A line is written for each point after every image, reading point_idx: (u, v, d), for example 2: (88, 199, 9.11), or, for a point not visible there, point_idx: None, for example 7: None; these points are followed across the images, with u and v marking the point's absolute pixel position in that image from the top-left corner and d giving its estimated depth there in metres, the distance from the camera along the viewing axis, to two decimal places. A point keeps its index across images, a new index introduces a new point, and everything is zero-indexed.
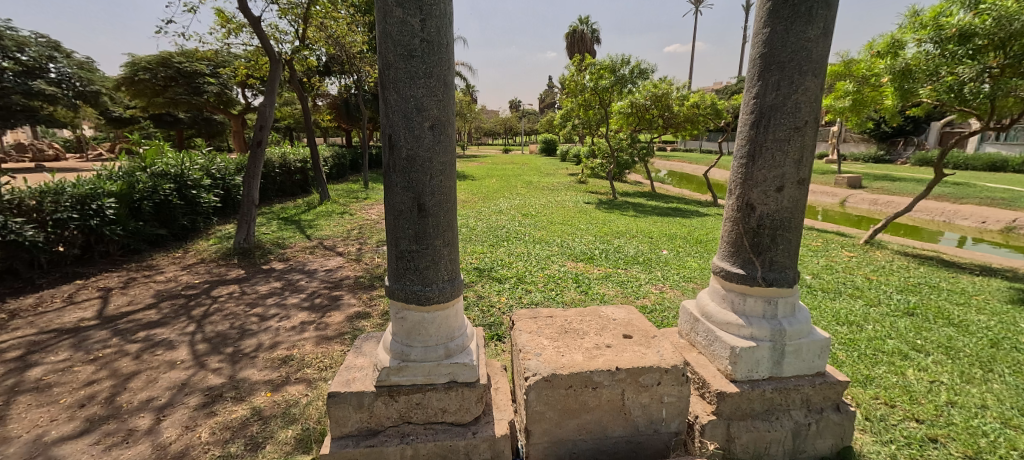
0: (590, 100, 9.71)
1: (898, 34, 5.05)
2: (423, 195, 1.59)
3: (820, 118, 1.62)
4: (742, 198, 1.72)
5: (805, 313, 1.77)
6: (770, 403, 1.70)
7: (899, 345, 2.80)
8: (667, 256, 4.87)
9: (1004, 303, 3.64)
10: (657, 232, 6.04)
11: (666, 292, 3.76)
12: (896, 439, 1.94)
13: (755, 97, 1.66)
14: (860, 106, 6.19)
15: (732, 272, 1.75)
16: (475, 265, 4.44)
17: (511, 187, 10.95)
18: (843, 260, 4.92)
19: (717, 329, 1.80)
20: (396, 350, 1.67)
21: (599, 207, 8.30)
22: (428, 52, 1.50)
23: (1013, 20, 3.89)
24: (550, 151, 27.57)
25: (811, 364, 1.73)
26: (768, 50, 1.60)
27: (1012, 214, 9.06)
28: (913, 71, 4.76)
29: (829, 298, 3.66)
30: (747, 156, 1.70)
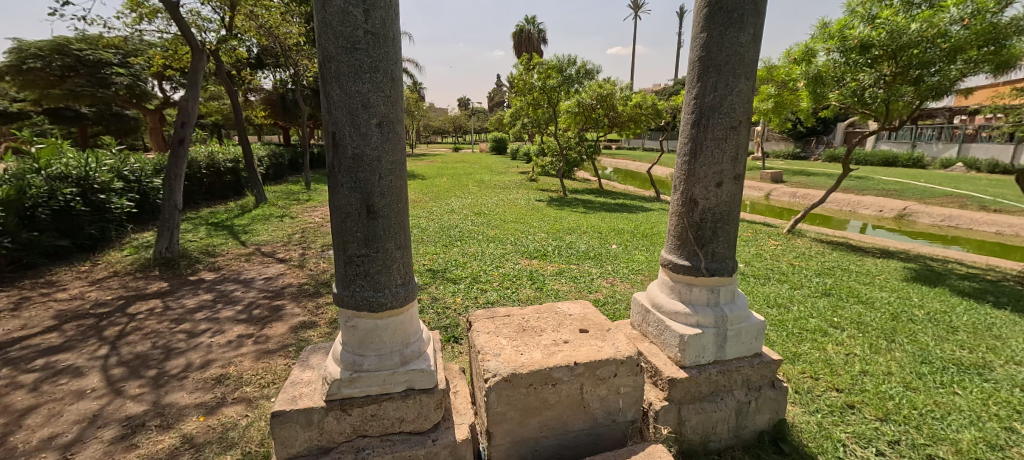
0: (538, 100, 9.85)
1: (810, 44, 5.58)
2: (372, 196, 1.51)
3: (752, 118, 1.75)
4: (686, 194, 1.82)
5: (744, 299, 1.91)
6: (716, 386, 1.81)
7: (819, 323, 3.12)
8: (616, 250, 5.06)
9: (899, 281, 4.19)
10: (606, 228, 6.26)
11: (617, 285, 3.90)
12: (821, 408, 2.15)
13: (695, 98, 1.76)
14: (781, 107, 6.81)
15: (679, 264, 1.84)
16: (429, 266, 4.34)
17: (462, 186, 10.85)
18: (770, 248, 5.40)
19: (666, 318, 1.89)
20: (347, 360, 1.57)
21: (551, 204, 8.46)
22: (373, 45, 1.42)
23: (904, 33, 4.52)
24: (500, 150, 27.64)
25: (750, 346, 1.86)
26: (706, 53, 1.70)
27: (902, 203, 10.46)
28: (824, 77, 5.29)
29: (760, 283, 3.99)
30: (689, 153, 1.79)
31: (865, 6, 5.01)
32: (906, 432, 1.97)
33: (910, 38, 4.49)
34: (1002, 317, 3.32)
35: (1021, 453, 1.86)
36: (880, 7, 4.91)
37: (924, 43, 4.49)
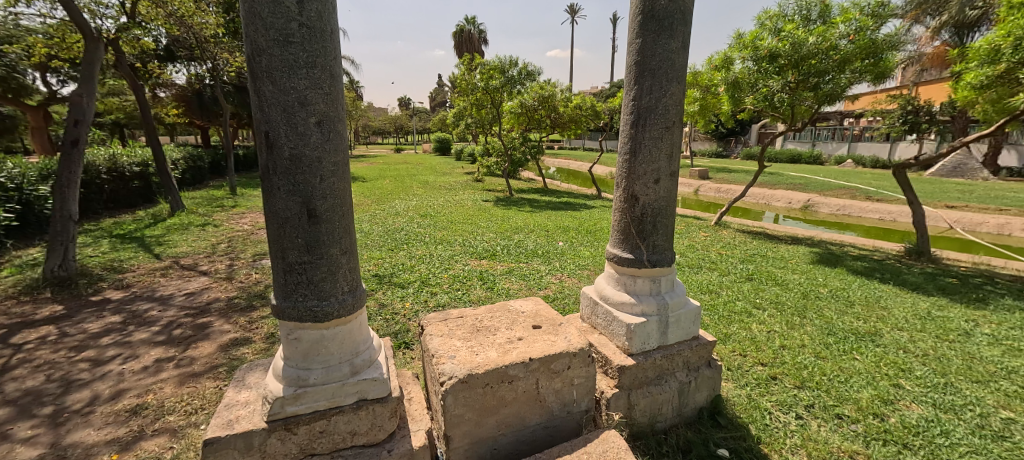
0: (482, 100, 9.84)
1: (728, 53, 6.13)
2: (313, 199, 1.42)
3: (683, 119, 1.89)
4: (628, 191, 1.92)
5: (682, 286, 2.05)
6: (660, 369, 1.94)
7: (745, 305, 3.44)
8: (562, 247, 5.21)
9: (807, 264, 4.76)
10: (552, 226, 6.42)
11: (565, 281, 4.02)
12: (750, 381, 2.39)
13: (633, 100, 1.87)
14: (705, 110, 7.41)
15: (623, 257, 1.94)
16: (374, 271, 4.17)
17: (407, 188, 10.54)
18: (700, 239, 5.87)
19: (613, 309, 1.98)
20: (291, 376, 1.47)
21: (497, 204, 8.50)
22: (309, 39, 1.33)
23: (803, 45, 5.13)
24: (444, 150, 27.22)
25: (688, 330, 2.01)
26: (642, 58, 1.81)
27: (805, 195, 11.87)
28: (740, 83, 5.83)
29: (693, 272, 4.32)
30: (629, 152, 1.90)
31: (772, 20, 5.57)
32: (818, 396, 2.25)
33: (809, 49, 5.10)
34: (886, 290, 3.90)
35: (906, 405, 2.21)
36: (784, 21, 5.51)
37: (820, 55, 5.12)
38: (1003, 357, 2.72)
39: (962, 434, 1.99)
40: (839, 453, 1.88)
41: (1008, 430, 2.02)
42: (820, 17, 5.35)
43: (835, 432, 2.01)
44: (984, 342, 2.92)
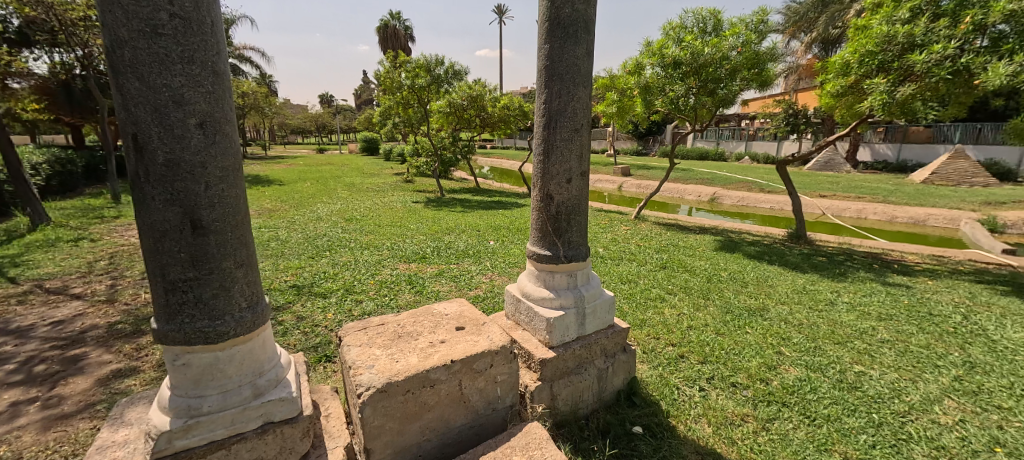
0: (408, 99, 9.55)
1: (639, 59, 6.61)
2: (197, 209, 1.28)
3: (592, 122, 2.00)
4: (543, 190, 1.99)
5: (597, 279, 2.18)
6: (580, 358, 2.05)
7: (659, 291, 3.75)
8: (493, 246, 5.27)
9: (711, 251, 5.31)
10: (483, 225, 6.46)
11: (495, 279, 4.07)
12: (661, 361, 2.62)
13: (544, 103, 1.94)
14: (622, 112, 7.92)
15: (542, 254, 2.02)
16: (292, 282, 3.88)
17: (330, 191, 9.91)
18: (621, 233, 6.28)
19: (534, 305, 2.05)
20: (179, 406, 1.31)
21: (428, 206, 8.34)
22: (182, 32, 1.20)
23: (701, 54, 5.72)
24: (372, 150, 26.00)
25: (604, 319, 2.15)
26: (550, 63, 1.89)
27: (712, 189, 13.22)
28: (651, 87, 6.32)
29: (615, 264, 4.62)
30: (543, 153, 1.97)
31: (675, 31, 6.11)
32: (717, 368, 2.54)
33: (706, 59, 5.71)
34: (772, 270, 4.50)
35: (785, 368, 2.58)
36: (685, 32, 6.06)
37: (714, 64, 5.73)
38: (856, 320, 3.28)
39: (825, 388, 2.37)
40: (733, 417, 2.14)
41: (858, 381, 2.45)
42: (714, 29, 5.96)
43: (730, 399, 2.28)
44: (843, 309, 3.49)
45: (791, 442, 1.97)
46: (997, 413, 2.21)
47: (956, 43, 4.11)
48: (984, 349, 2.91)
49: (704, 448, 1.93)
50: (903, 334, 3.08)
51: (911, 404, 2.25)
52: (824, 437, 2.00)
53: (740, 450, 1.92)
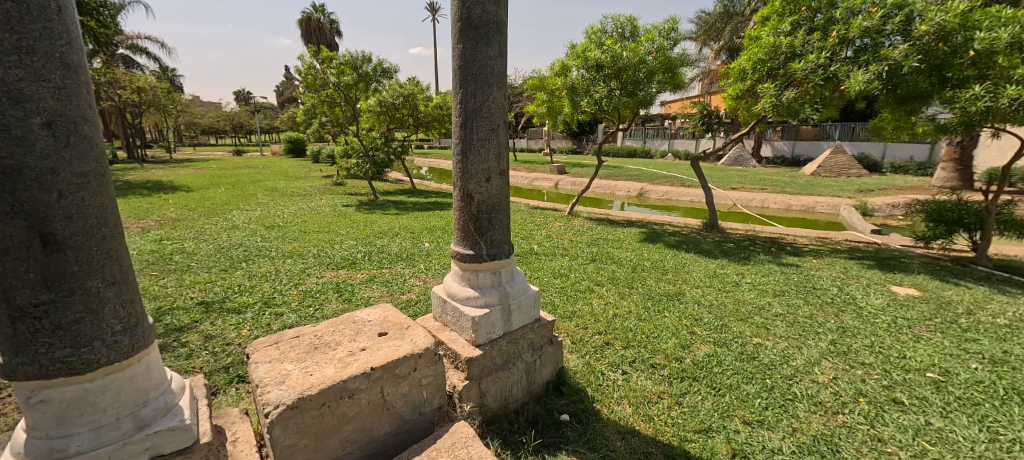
0: (333, 97, 9.04)
1: (565, 61, 6.86)
2: (48, 222, 1.11)
3: (508, 122, 2.04)
4: (463, 189, 2.00)
5: (522, 274, 2.23)
6: (507, 354, 2.09)
7: (588, 283, 3.94)
8: (428, 248, 5.19)
9: (636, 242, 5.68)
10: (418, 227, 6.32)
11: (429, 282, 4.01)
12: (589, 350, 2.75)
13: (460, 103, 1.94)
14: (553, 112, 8.17)
15: (465, 253, 2.02)
16: (201, 298, 3.51)
17: (249, 196, 9.10)
18: (556, 229, 6.49)
19: (460, 305, 2.05)
20: (38, 449, 1.15)
21: (360, 209, 7.98)
22: (16, 15, 1.03)
23: (620, 58, 6.11)
24: (298, 151, 24.27)
25: (530, 314, 2.20)
26: (464, 63, 1.89)
27: (639, 184, 14.10)
28: (577, 88, 6.60)
29: (548, 259, 4.76)
30: (462, 152, 1.97)
31: (596, 35, 6.44)
32: (638, 352, 2.72)
33: (625, 62, 6.11)
34: (689, 258, 4.91)
35: (697, 346, 2.83)
36: (606, 36, 6.40)
37: (633, 67, 6.13)
38: (756, 298, 3.70)
39: (729, 361, 2.64)
40: (651, 395, 2.31)
41: (755, 352, 2.76)
42: (632, 35, 6.35)
43: (648, 379, 2.46)
44: (746, 289, 3.92)
45: (699, 412, 2.18)
46: (861, 369, 2.62)
47: (825, 54, 4.79)
48: (853, 314, 3.43)
49: (625, 427, 2.07)
50: (792, 307, 3.53)
51: (797, 368, 2.59)
52: (727, 404, 2.24)
53: (656, 425, 2.08)
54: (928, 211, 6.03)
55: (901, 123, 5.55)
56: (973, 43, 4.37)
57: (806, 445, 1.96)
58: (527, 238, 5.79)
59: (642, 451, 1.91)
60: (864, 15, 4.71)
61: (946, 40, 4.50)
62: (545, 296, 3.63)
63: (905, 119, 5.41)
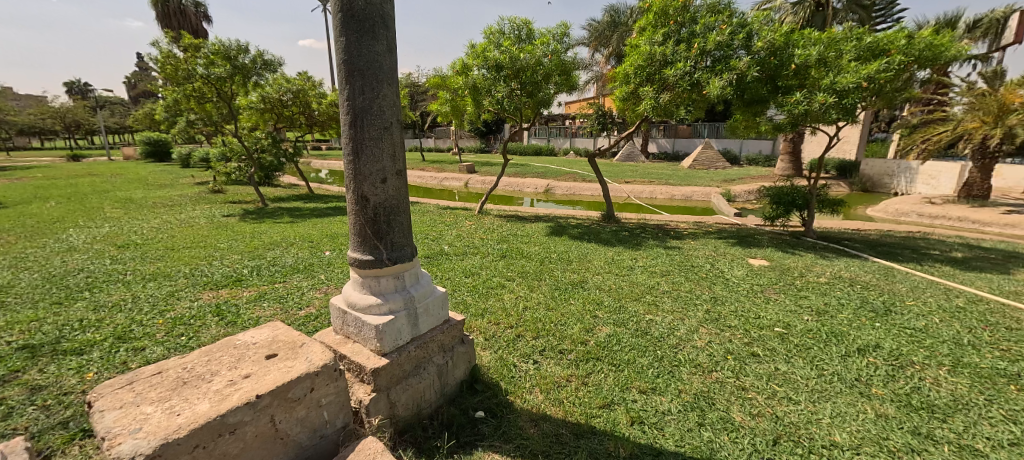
0: (202, 92, 7.82)
1: (466, 60, 6.88)
2: None
3: (403, 121, 1.97)
4: (357, 192, 1.87)
5: (427, 276, 2.19)
6: (417, 360, 2.03)
7: (499, 279, 4.02)
8: (329, 257, 4.81)
9: (543, 236, 5.95)
10: (317, 235, 5.82)
11: (331, 293, 3.73)
12: (501, 345, 2.81)
13: (347, 100, 1.82)
14: (457, 110, 8.14)
15: (363, 260, 1.91)
16: (21, 341, 2.78)
17: (92, 210, 7.45)
18: (466, 228, 6.50)
19: (362, 314, 1.93)
20: None
21: (245, 219, 7.07)
22: None
23: (518, 59, 6.32)
24: (160, 155, 20.56)
25: (438, 315, 2.17)
26: (348, 57, 1.78)
27: (545, 181, 14.78)
28: (479, 87, 6.67)
29: (459, 259, 4.75)
30: (352, 152, 1.85)
31: (494, 36, 6.57)
32: (547, 340, 2.87)
33: (523, 63, 6.34)
34: (590, 247, 5.31)
35: (599, 328, 3.08)
36: (504, 37, 6.56)
37: (531, 69, 6.39)
38: (647, 279, 4.14)
39: (626, 338, 2.92)
40: (560, 380, 2.45)
41: (648, 327, 3.10)
42: (528, 37, 6.61)
43: (558, 365, 2.60)
44: (639, 271, 4.36)
45: (602, 389, 2.37)
46: (729, 331, 3.09)
47: (691, 63, 5.53)
48: (721, 286, 4.03)
49: (538, 414, 2.16)
50: (675, 284, 4.03)
51: (681, 337, 2.96)
52: (626, 377, 2.46)
53: (565, 406, 2.21)
54: (772, 195, 7.36)
55: (749, 123, 6.67)
56: (794, 58, 5.43)
57: (690, 403, 2.25)
58: (437, 238, 5.70)
59: (553, 434, 2.01)
60: (717, 31, 5.54)
61: (776, 55, 5.51)
62: (457, 296, 3.61)
63: (752, 120, 6.51)
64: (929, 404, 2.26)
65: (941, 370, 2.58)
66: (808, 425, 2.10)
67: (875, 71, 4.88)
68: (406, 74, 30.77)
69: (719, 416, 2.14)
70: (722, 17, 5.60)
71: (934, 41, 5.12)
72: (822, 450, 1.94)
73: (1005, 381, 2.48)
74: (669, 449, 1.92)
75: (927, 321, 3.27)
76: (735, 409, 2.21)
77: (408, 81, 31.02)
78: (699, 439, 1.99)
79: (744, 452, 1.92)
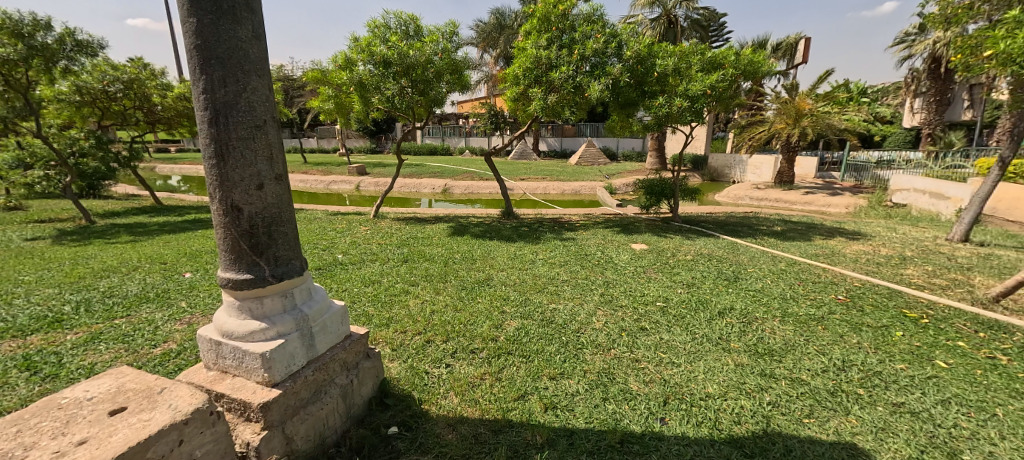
0: None
1: (349, 54, 6.39)
2: None
3: (279, 118, 1.73)
4: (225, 201, 1.59)
5: (321, 291, 1.98)
6: (315, 384, 1.82)
7: (402, 285, 3.84)
8: (190, 279, 4.04)
9: (446, 237, 5.87)
10: (171, 255, 4.84)
11: (197, 323, 3.14)
12: (410, 353, 2.70)
13: (203, 92, 1.53)
14: (342, 108, 7.52)
15: (240, 279, 1.63)
16: None
17: None
18: (362, 234, 6.07)
19: (242, 343, 1.66)
20: None
21: (60, 242, 5.53)
22: None
23: (407, 56, 6.09)
24: None
25: (337, 332, 1.98)
26: (201, 42, 1.49)
27: (443, 181, 14.59)
28: (366, 84, 6.28)
29: (356, 268, 4.41)
30: (215, 155, 1.56)
31: (379, 29, 6.23)
32: (458, 342, 2.84)
33: (412, 60, 6.13)
34: (493, 245, 5.41)
35: (508, 323, 3.15)
36: (390, 32, 6.26)
37: (421, 66, 6.22)
38: (547, 270, 4.37)
39: (534, 329, 3.05)
40: (474, 380, 2.44)
41: (552, 316, 3.27)
42: (416, 34, 6.41)
43: (471, 365, 2.59)
44: (539, 264, 4.59)
45: (516, 381, 2.43)
46: (621, 310, 3.44)
47: (573, 67, 5.98)
48: (612, 270, 4.47)
49: (454, 418, 2.12)
50: (573, 272, 4.34)
51: (582, 321, 3.20)
52: (536, 367, 2.57)
53: (482, 405, 2.21)
54: (645, 187, 8.39)
55: (624, 124, 7.50)
56: (656, 67, 6.24)
57: (595, 381, 2.45)
58: (328, 247, 5.21)
59: (472, 435, 1.99)
60: (594, 39, 6.08)
61: (642, 63, 6.27)
62: (357, 308, 3.35)
63: (626, 120, 7.32)
64: (769, 350, 2.82)
65: (774, 321, 3.25)
66: (689, 382, 2.45)
67: (715, 81, 5.89)
68: (277, 66, 27.39)
69: (620, 388, 2.37)
70: (596, 27, 6.16)
71: (753, 58, 6.37)
72: (700, 401, 2.27)
73: (814, 323, 3.23)
74: (580, 427, 2.06)
75: (762, 283, 4.08)
76: (632, 380, 2.47)
77: (280, 74, 27.64)
78: (605, 412, 2.17)
79: (642, 416, 2.15)
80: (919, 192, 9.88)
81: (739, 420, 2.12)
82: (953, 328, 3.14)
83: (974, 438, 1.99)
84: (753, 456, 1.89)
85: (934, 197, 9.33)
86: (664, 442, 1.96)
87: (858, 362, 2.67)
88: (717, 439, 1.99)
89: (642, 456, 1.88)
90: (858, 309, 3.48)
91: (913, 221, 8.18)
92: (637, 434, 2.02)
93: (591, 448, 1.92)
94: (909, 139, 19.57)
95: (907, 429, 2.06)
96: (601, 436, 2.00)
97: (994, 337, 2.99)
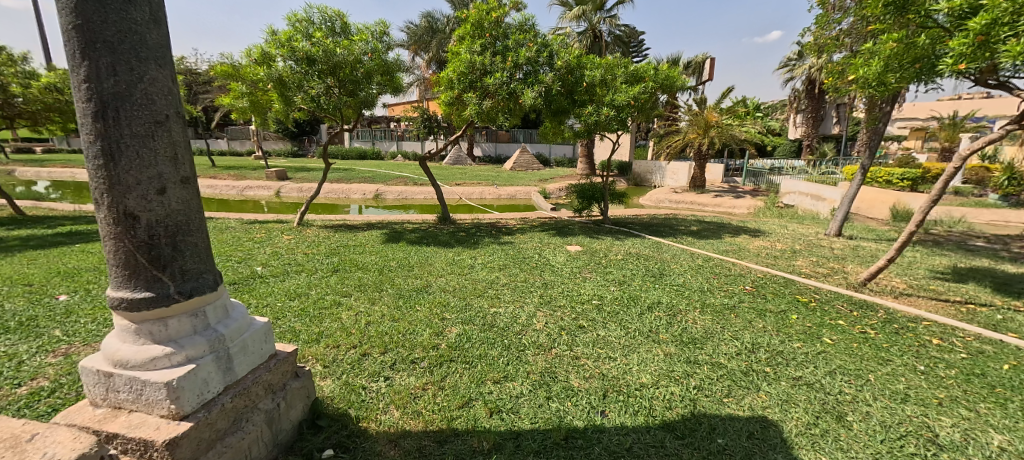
0: None
1: (266, 48, 5.89)
2: None
3: (182, 111, 1.53)
4: (116, 208, 1.36)
5: (239, 308, 1.79)
6: (235, 412, 1.61)
7: (332, 297, 3.60)
8: (67, 303, 3.41)
9: (379, 244, 5.62)
10: (38, 275, 4.03)
11: (80, 354, 2.65)
12: (344, 369, 2.53)
13: (85, 81, 1.30)
14: (258, 106, 6.93)
15: (137, 298, 1.41)
16: None
17: None
18: (284, 244, 5.58)
19: (141, 373, 1.42)
20: None
21: None
22: None
23: (334, 54, 5.77)
24: None
25: (260, 351, 1.80)
26: (83, 22, 1.27)
27: (373, 186, 13.98)
28: (287, 81, 5.84)
29: (279, 280, 4.04)
30: (102, 154, 1.34)
31: (301, 24, 5.82)
32: (397, 353, 2.72)
33: (338, 59, 5.82)
34: (430, 251, 5.29)
35: (449, 330, 3.09)
36: (313, 28, 5.88)
37: (349, 65, 5.93)
38: (487, 275, 4.38)
39: (475, 335, 3.02)
40: (415, 391, 2.36)
41: (494, 320, 3.27)
42: (343, 31, 6.08)
43: (411, 376, 2.50)
44: (479, 269, 4.58)
45: (459, 389, 2.39)
46: (560, 310, 3.54)
47: (507, 74, 6.08)
48: (549, 272, 4.59)
49: (395, 433, 2.02)
50: (512, 276, 4.39)
51: (523, 323, 3.25)
52: (480, 372, 2.54)
53: (425, 416, 2.14)
54: (578, 192, 8.76)
55: (556, 130, 7.77)
56: (584, 78, 6.60)
57: (539, 381, 2.48)
58: (245, 259, 4.71)
59: (415, 448, 1.92)
60: (526, 48, 6.25)
61: (572, 73, 6.59)
62: (282, 324, 3.07)
63: (557, 127, 7.59)
64: (692, 338, 3.09)
65: (695, 312, 3.57)
66: (624, 374, 2.59)
67: (637, 93, 6.37)
68: (179, 58, 24.60)
69: (562, 386, 2.44)
70: (528, 36, 6.36)
71: (670, 73, 6.97)
72: (634, 391, 2.42)
73: (727, 312, 3.60)
74: (526, 429, 2.08)
75: (683, 278, 4.47)
76: (573, 377, 2.55)
77: (182, 67, 24.76)
78: (549, 411, 2.22)
79: (584, 411, 2.23)
80: (804, 195, 11.58)
81: (669, 406, 2.29)
82: (835, 309, 3.70)
83: (855, 401, 2.35)
84: (684, 437, 2.05)
85: (814, 199, 10.99)
86: (605, 434, 2.05)
87: (765, 343, 3.03)
88: (652, 425, 2.13)
89: (586, 449, 1.95)
90: (762, 297, 3.98)
91: (799, 219, 9.51)
92: (580, 428, 2.09)
93: (537, 447, 1.95)
94: (793, 149, 22.79)
95: (805, 399, 2.37)
96: (546, 434, 2.04)
97: (864, 315, 3.58)
